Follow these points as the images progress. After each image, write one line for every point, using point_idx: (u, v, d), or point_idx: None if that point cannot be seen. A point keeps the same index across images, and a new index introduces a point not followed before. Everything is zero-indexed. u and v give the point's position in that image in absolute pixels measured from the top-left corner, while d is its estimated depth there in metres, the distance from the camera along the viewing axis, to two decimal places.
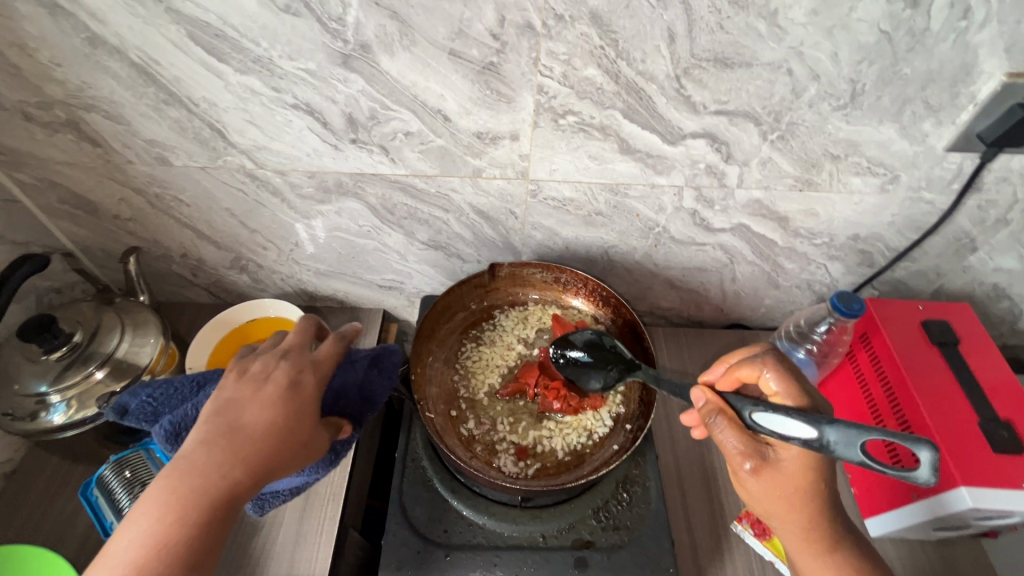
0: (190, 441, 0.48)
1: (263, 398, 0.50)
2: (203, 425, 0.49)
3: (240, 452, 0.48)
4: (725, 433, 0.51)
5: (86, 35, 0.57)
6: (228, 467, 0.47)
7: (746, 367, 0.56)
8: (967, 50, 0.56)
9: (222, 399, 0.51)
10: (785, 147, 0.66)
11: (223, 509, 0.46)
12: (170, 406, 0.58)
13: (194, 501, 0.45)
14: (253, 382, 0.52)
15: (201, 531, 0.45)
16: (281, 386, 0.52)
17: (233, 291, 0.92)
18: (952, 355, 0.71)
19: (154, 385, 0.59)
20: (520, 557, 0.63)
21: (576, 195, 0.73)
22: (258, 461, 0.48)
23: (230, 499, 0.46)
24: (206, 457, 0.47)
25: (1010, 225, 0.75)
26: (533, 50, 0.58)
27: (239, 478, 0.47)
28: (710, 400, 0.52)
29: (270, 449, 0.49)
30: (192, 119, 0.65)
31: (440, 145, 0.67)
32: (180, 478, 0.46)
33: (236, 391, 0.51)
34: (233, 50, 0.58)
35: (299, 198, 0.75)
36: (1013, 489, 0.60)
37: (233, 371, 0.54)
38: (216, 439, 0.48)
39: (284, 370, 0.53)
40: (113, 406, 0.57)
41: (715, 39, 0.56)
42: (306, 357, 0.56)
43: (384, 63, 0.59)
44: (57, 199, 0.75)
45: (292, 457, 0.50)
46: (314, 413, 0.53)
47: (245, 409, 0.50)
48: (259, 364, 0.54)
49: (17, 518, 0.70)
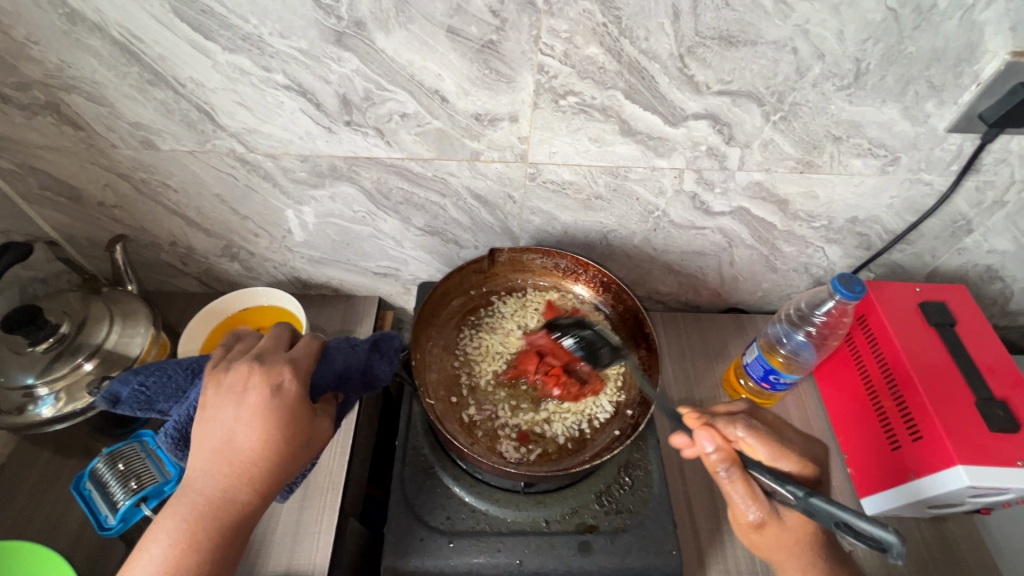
0: (193, 467, 0.50)
1: (250, 414, 0.50)
2: (201, 450, 0.50)
3: (240, 471, 0.49)
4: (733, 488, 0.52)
5: (65, 11, 0.54)
6: (233, 487, 0.49)
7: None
8: (973, 28, 0.55)
9: (208, 420, 0.51)
10: (787, 128, 0.65)
11: (238, 525, 0.49)
12: (165, 395, 0.57)
13: (207, 523, 0.48)
14: (234, 397, 0.51)
15: (220, 548, 0.48)
16: (264, 396, 0.51)
17: (224, 279, 0.90)
18: (949, 336, 0.71)
19: (146, 372, 0.57)
20: (524, 542, 0.63)
21: (575, 178, 0.72)
22: (261, 477, 0.50)
23: (242, 514, 0.49)
24: (211, 482, 0.49)
25: (1007, 207, 0.75)
26: (534, 27, 0.56)
27: (247, 496, 0.49)
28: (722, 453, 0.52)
29: (270, 465, 0.50)
30: (178, 100, 0.63)
31: (437, 127, 0.65)
32: (190, 503, 0.48)
33: (218, 409, 0.51)
34: (220, 27, 0.56)
35: (292, 183, 0.72)
36: (1010, 467, 0.60)
37: (211, 385, 0.52)
38: (215, 463, 0.49)
39: (261, 380, 0.52)
40: (103, 394, 0.56)
41: (720, 16, 0.55)
42: (283, 358, 0.54)
43: (379, 41, 0.57)
44: (39, 185, 0.72)
45: (294, 463, 0.51)
46: (305, 415, 0.52)
47: (235, 430, 0.50)
48: (235, 375, 0.52)
49: (7, 513, 0.69)
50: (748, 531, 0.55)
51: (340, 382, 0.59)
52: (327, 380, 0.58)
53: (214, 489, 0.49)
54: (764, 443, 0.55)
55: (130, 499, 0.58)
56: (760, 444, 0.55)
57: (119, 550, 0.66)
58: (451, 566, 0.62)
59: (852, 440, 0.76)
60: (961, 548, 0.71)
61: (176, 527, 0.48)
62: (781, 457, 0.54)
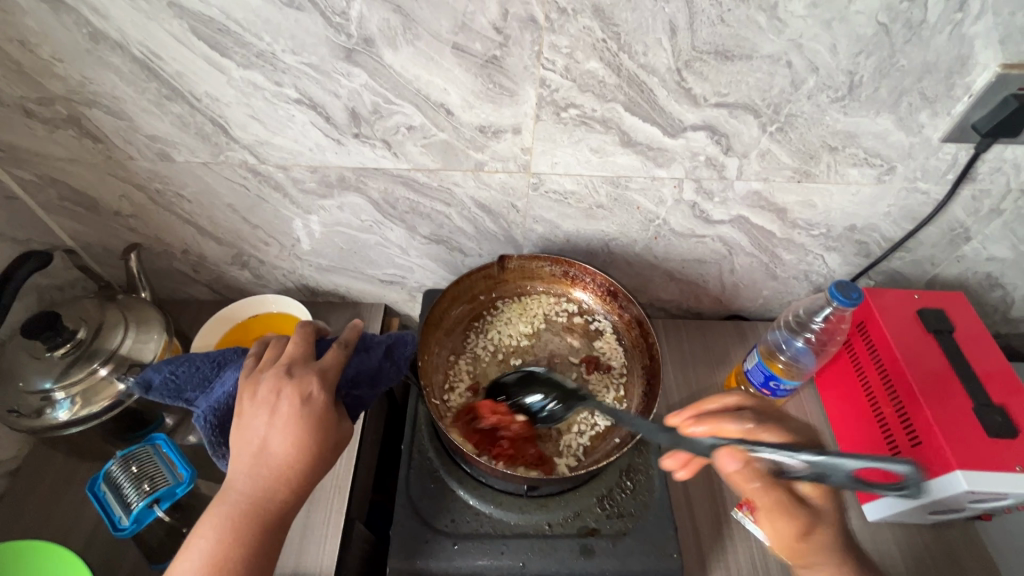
0: (233, 471, 0.52)
1: (284, 422, 0.52)
2: (240, 454, 0.53)
3: (277, 474, 0.52)
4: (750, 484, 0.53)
5: (88, 30, 0.57)
6: (272, 489, 0.52)
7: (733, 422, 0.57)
8: (963, 42, 0.57)
9: (246, 426, 0.53)
10: (784, 139, 0.67)
11: (277, 523, 0.52)
12: (193, 385, 0.59)
13: (248, 524, 0.50)
14: (267, 406, 0.53)
15: (260, 545, 0.50)
16: (296, 405, 0.53)
17: (234, 287, 0.92)
18: (947, 343, 0.72)
19: (176, 362, 0.60)
20: (527, 545, 0.64)
21: (577, 188, 0.74)
22: (296, 479, 0.52)
23: (280, 513, 0.52)
24: (251, 484, 0.51)
25: (1004, 215, 0.76)
26: (536, 43, 0.58)
27: (285, 496, 0.52)
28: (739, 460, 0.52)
29: (304, 468, 0.52)
30: (194, 114, 0.65)
31: (443, 139, 0.68)
32: (232, 504, 0.51)
33: (254, 415, 0.53)
34: (236, 45, 0.58)
35: (301, 193, 0.75)
36: (1008, 472, 0.61)
37: (246, 391, 0.55)
38: (254, 467, 0.52)
39: (292, 387, 0.54)
40: (136, 380, 0.58)
41: (716, 32, 0.57)
42: (312, 368, 0.56)
43: (387, 57, 0.59)
44: (58, 196, 0.75)
45: (325, 465, 0.54)
46: (333, 421, 0.54)
47: (270, 436, 0.52)
48: (267, 385, 0.54)
49: (23, 514, 0.71)
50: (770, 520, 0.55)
51: (353, 385, 0.61)
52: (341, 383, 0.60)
53: (254, 491, 0.51)
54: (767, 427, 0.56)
55: (142, 501, 0.60)
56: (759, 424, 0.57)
57: (131, 551, 0.68)
58: (455, 568, 0.63)
59: (851, 445, 0.77)
60: (963, 554, 0.71)
61: (219, 526, 0.50)
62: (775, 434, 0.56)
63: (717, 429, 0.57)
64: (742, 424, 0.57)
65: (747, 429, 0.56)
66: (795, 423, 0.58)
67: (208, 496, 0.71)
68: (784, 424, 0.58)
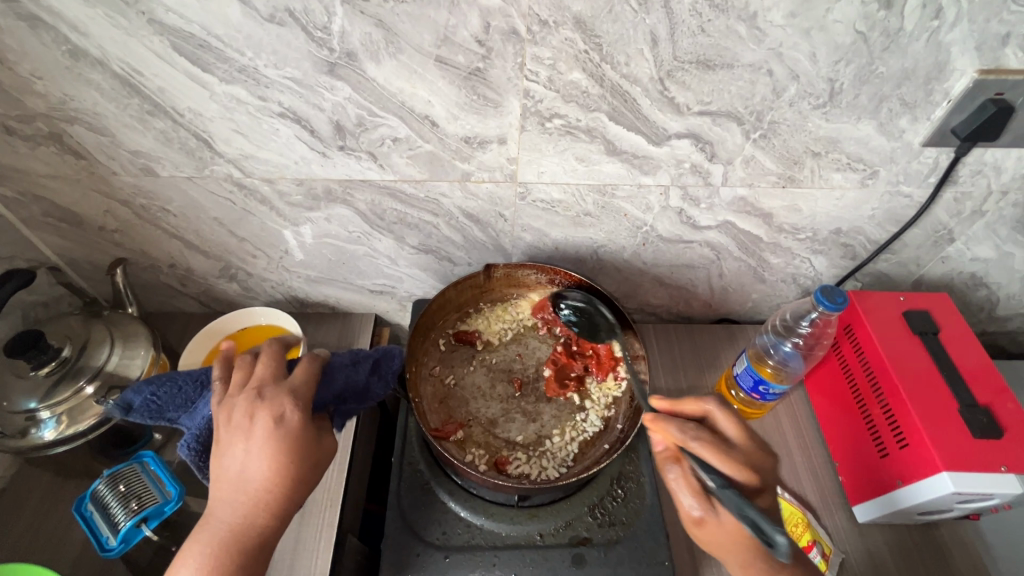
0: (214, 499, 0.52)
1: (259, 447, 0.52)
2: (218, 481, 0.52)
3: (257, 499, 0.52)
4: (675, 484, 0.55)
5: (67, 48, 0.56)
6: (253, 514, 0.51)
7: (673, 426, 0.55)
8: (940, 49, 0.58)
9: (222, 453, 0.53)
10: (767, 145, 0.68)
11: (261, 547, 0.52)
12: (175, 406, 0.60)
13: (230, 550, 0.50)
14: (241, 431, 0.52)
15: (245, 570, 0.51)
16: (270, 428, 0.52)
17: (223, 299, 0.92)
18: (932, 344, 0.73)
19: (157, 383, 0.60)
20: (518, 556, 0.64)
21: (564, 197, 0.74)
22: (277, 503, 0.52)
23: (262, 537, 0.52)
24: (231, 511, 0.51)
25: (986, 216, 0.77)
26: (518, 55, 0.58)
27: (265, 520, 0.52)
28: (668, 447, 0.56)
29: (285, 490, 0.52)
30: (177, 129, 0.65)
31: (428, 150, 0.68)
32: (214, 532, 0.51)
33: (230, 442, 0.52)
34: (217, 60, 0.58)
35: (288, 206, 0.74)
36: (993, 472, 0.62)
37: (220, 417, 0.54)
38: (233, 493, 0.52)
39: (266, 412, 0.53)
40: (117, 402, 0.59)
41: (697, 42, 0.57)
42: (285, 389, 0.56)
43: (370, 70, 0.59)
44: (41, 212, 0.74)
45: (307, 484, 0.54)
46: (310, 440, 0.54)
47: (247, 462, 0.52)
48: (240, 410, 0.53)
49: (10, 534, 0.70)
50: (691, 526, 0.56)
51: (340, 400, 0.61)
52: (327, 398, 0.60)
53: (235, 517, 0.51)
54: (712, 452, 0.53)
55: (130, 520, 0.59)
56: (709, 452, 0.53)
57: (120, 571, 0.67)
58: None
59: (840, 446, 0.77)
60: (953, 554, 0.72)
61: (201, 555, 0.50)
62: (724, 463, 0.52)
63: (667, 434, 0.55)
64: (689, 439, 0.54)
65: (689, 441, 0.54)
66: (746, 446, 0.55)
67: (198, 512, 0.70)
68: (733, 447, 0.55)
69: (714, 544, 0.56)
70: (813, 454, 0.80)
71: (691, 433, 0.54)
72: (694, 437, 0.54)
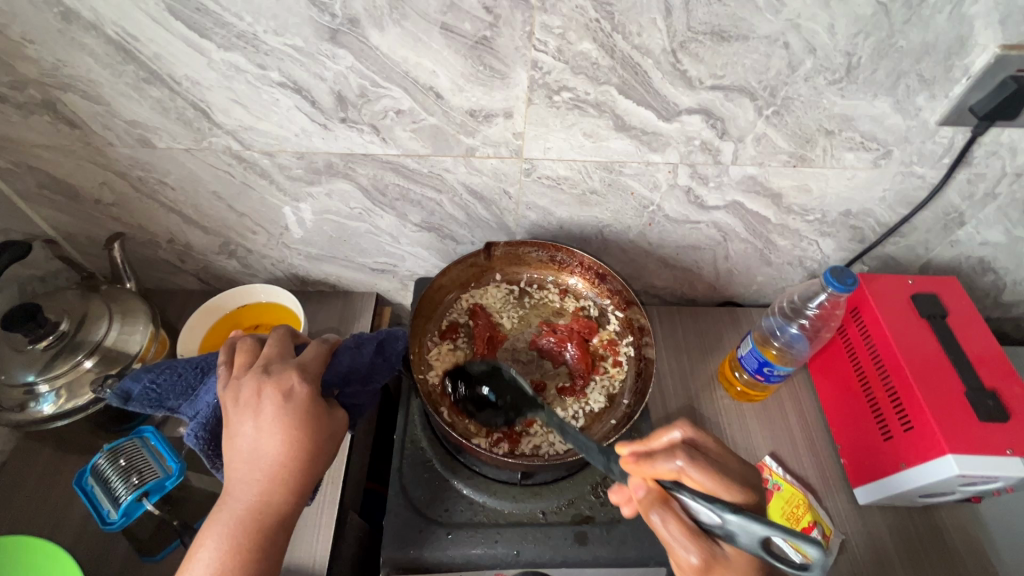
0: (228, 480, 0.51)
1: (270, 423, 0.51)
2: (232, 462, 0.51)
3: (272, 476, 0.51)
4: (667, 534, 0.45)
5: (60, 9, 0.54)
6: (270, 491, 0.51)
7: (661, 460, 0.48)
8: (962, 22, 0.56)
9: (233, 434, 0.52)
10: (779, 122, 0.66)
11: (280, 524, 0.51)
12: (175, 394, 0.59)
13: (249, 528, 0.50)
14: (250, 409, 0.52)
15: (266, 547, 0.50)
16: (279, 403, 0.52)
17: (222, 276, 0.90)
18: (940, 327, 0.72)
19: (156, 370, 0.59)
20: (521, 533, 0.64)
21: (570, 174, 0.72)
22: (293, 478, 0.51)
23: (282, 514, 0.51)
24: (247, 489, 0.50)
25: (998, 200, 0.76)
26: (527, 23, 0.56)
27: (283, 496, 0.51)
28: (651, 489, 0.47)
29: (299, 465, 0.52)
30: (174, 98, 0.63)
31: (433, 123, 0.66)
32: (231, 512, 0.50)
33: (239, 421, 0.52)
34: (215, 25, 0.56)
35: (288, 180, 0.73)
36: (999, 455, 0.61)
37: (227, 398, 0.53)
38: (247, 471, 0.51)
39: (273, 388, 0.52)
40: (115, 391, 0.58)
41: (711, 12, 0.55)
42: (290, 365, 0.55)
43: (373, 38, 0.57)
44: (35, 183, 0.73)
45: (322, 459, 0.54)
46: (321, 413, 0.54)
47: (259, 439, 0.51)
48: (246, 388, 0.53)
49: (10, 508, 0.70)
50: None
51: (345, 383, 0.60)
52: (332, 380, 0.59)
53: (251, 497, 0.50)
54: (707, 475, 0.48)
55: (132, 494, 0.59)
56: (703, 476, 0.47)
57: (122, 545, 0.67)
58: (449, 556, 0.63)
59: (843, 429, 0.77)
60: (954, 537, 0.72)
61: (221, 536, 0.49)
62: (726, 491, 0.47)
63: (651, 473, 0.48)
64: (678, 466, 0.48)
65: (679, 470, 0.48)
66: (734, 467, 0.51)
67: (199, 487, 0.70)
68: (725, 468, 0.50)
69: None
70: (816, 434, 0.80)
71: (678, 458, 0.48)
72: (685, 463, 0.48)
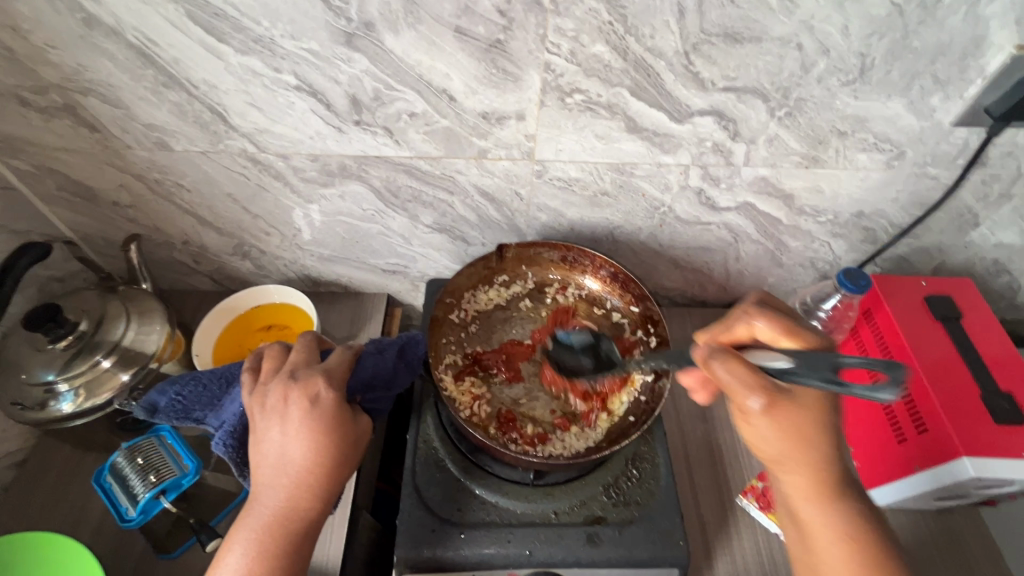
0: (255, 486, 0.52)
1: (297, 429, 0.52)
2: (259, 468, 0.52)
3: (297, 481, 0.51)
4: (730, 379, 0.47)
5: (82, 15, 0.56)
6: (295, 497, 0.51)
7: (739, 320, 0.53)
8: (977, 23, 0.56)
9: (260, 439, 0.53)
10: (792, 124, 0.66)
11: (306, 530, 0.52)
12: (200, 405, 0.60)
13: (275, 533, 0.50)
14: (277, 415, 0.52)
15: (292, 552, 0.51)
16: (306, 408, 0.53)
17: (236, 277, 0.91)
18: (953, 329, 0.72)
19: (181, 382, 0.61)
20: (534, 533, 0.65)
21: (581, 176, 0.73)
22: (318, 483, 0.52)
23: (307, 521, 0.52)
24: (273, 495, 0.51)
25: (1013, 200, 0.75)
26: (541, 26, 0.57)
27: (308, 502, 0.52)
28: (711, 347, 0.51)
29: (325, 470, 0.52)
30: (192, 102, 0.64)
31: (445, 126, 0.66)
32: (258, 517, 0.51)
33: (266, 426, 0.52)
34: (233, 29, 0.57)
35: (302, 182, 0.74)
36: (1016, 459, 0.61)
37: (255, 404, 0.54)
38: (273, 477, 0.51)
39: (300, 393, 0.53)
40: (142, 404, 0.59)
41: (725, 13, 0.55)
42: (316, 370, 0.56)
43: (388, 41, 0.58)
44: (55, 186, 0.74)
45: (347, 463, 0.54)
46: (348, 418, 0.54)
47: (287, 445, 0.52)
48: (274, 394, 0.53)
49: (29, 505, 0.71)
50: (753, 419, 0.49)
51: (367, 389, 0.61)
52: (355, 387, 0.59)
53: (277, 503, 0.51)
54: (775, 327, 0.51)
55: (149, 492, 0.60)
56: (773, 331, 0.51)
57: (138, 542, 0.68)
58: (463, 557, 0.63)
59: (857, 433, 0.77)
60: (968, 540, 0.72)
61: (248, 540, 0.50)
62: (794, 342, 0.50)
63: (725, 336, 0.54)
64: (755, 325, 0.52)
65: (752, 327, 0.53)
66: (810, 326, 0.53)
67: (214, 486, 0.71)
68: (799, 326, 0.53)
69: (773, 441, 0.51)
70: None
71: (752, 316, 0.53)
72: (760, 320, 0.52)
